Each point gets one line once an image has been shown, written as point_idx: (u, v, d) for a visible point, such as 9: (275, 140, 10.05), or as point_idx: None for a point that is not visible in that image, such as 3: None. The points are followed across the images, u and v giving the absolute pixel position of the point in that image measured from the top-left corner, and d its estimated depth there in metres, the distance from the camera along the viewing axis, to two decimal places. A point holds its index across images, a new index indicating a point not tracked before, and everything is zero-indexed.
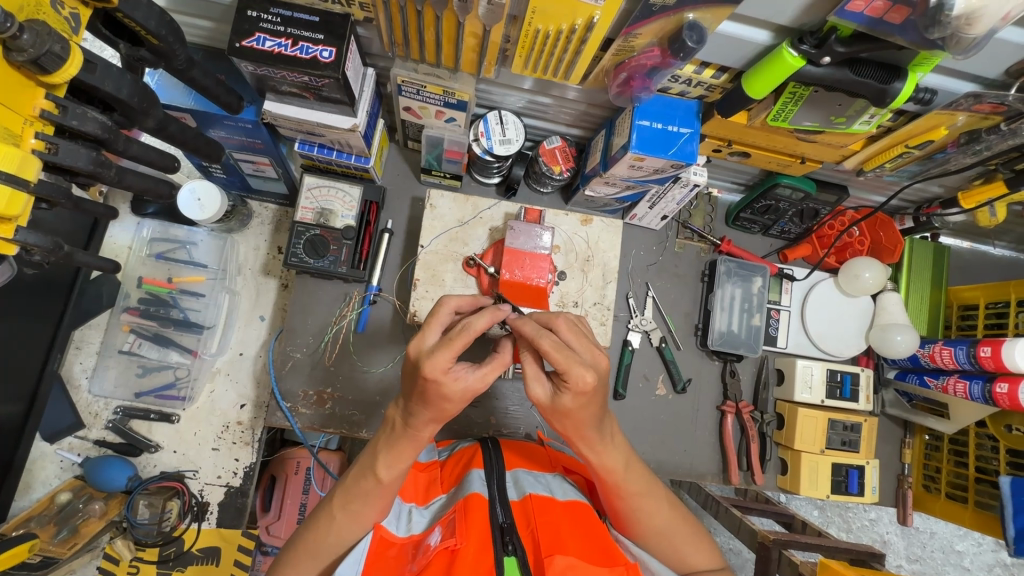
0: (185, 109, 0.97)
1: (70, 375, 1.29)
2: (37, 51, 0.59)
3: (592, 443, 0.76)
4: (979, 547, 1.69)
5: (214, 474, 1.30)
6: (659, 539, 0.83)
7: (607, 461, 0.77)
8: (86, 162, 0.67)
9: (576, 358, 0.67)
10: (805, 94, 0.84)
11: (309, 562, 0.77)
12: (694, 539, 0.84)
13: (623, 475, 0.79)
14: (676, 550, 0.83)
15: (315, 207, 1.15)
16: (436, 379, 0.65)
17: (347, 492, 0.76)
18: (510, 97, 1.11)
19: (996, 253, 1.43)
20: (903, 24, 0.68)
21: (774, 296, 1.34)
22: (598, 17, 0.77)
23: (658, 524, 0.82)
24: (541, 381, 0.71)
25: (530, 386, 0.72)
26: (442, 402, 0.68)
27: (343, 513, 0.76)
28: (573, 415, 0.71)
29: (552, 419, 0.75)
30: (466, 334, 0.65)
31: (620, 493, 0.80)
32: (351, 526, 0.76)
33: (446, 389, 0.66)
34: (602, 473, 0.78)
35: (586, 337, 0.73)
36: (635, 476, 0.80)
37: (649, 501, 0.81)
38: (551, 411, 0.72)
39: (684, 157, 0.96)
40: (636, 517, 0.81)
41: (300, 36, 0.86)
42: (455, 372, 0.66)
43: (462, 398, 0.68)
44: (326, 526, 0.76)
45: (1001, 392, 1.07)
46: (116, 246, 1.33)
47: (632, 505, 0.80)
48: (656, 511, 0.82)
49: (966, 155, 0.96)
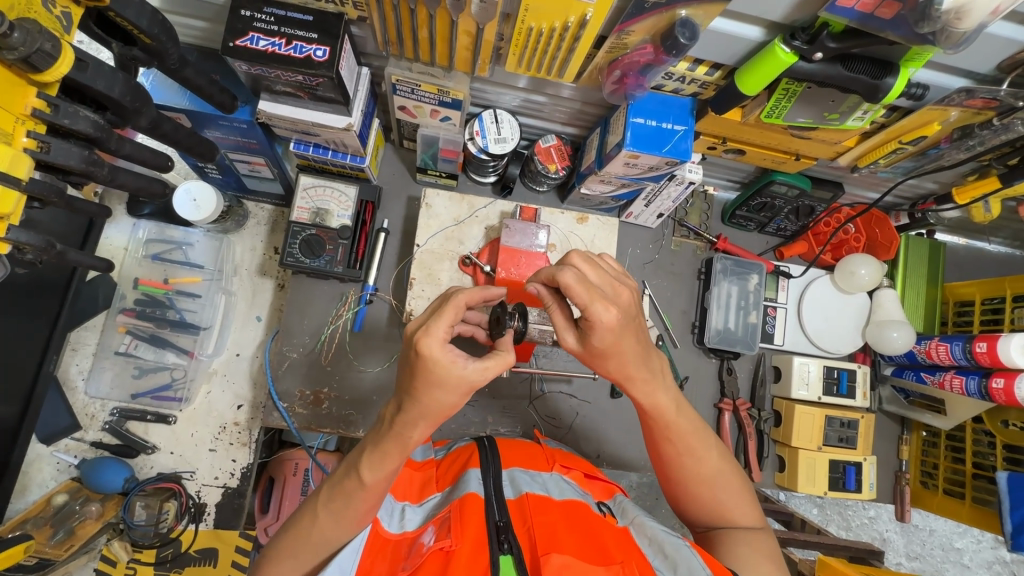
0: (179, 109, 0.97)
1: (66, 376, 1.29)
2: (28, 49, 0.58)
3: (644, 378, 0.75)
4: (978, 544, 1.69)
5: (210, 475, 1.30)
6: (699, 488, 0.82)
7: (657, 400, 0.78)
8: (78, 160, 0.68)
9: (599, 294, 0.65)
10: (797, 90, 0.84)
11: (293, 561, 0.75)
12: (737, 490, 0.83)
13: (671, 420, 0.79)
14: (718, 503, 0.82)
15: (311, 206, 1.14)
16: (432, 355, 0.64)
17: (332, 488, 0.76)
18: (504, 96, 1.11)
19: (991, 249, 1.43)
20: (894, 19, 0.68)
21: (770, 294, 1.34)
22: (591, 15, 0.77)
23: (701, 471, 0.81)
24: (570, 329, 0.73)
25: (563, 336, 0.73)
26: (436, 391, 0.66)
27: (326, 509, 0.75)
28: (612, 356, 0.71)
29: (595, 366, 0.76)
30: (456, 306, 0.66)
31: (667, 438, 0.81)
32: (344, 527, 0.75)
33: (444, 371, 0.64)
34: (652, 412, 0.79)
35: (605, 270, 0.70)
36: (686, 421, 0.81)
37: (697, 447, 0.81)
38: (591, 357, 0.73)
39: (679, 155, 0.97)
40: (680, 464, 0.82)
41: (294, 36, 0.86)
42: (452, 352, 0.65)
43: (459, 389, 0.66)
44: (310, 524, 0.76)
45: (997, 387, 1.07)
46: (112, 246, 1.33)
47: (680, 450, 0.81)
48: (703, 460, 0.81)
49: (960, 150, 0.96)
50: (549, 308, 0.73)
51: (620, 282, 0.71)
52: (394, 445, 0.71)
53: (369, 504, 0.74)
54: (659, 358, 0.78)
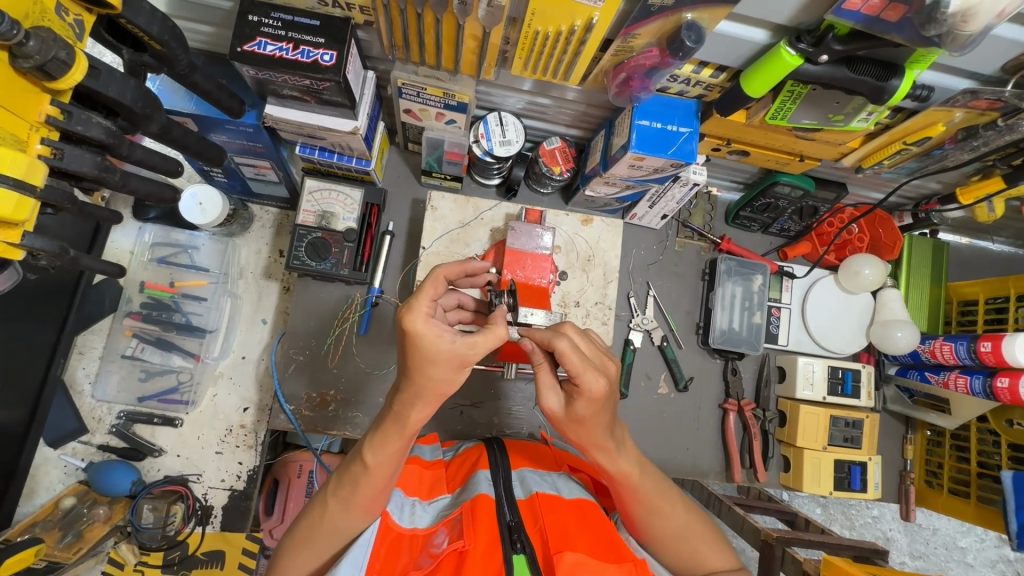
0: (186, 113, 0.98)
1: (73, 380, 1.29)
2: (42, 58, 0.59)
3: (609, 448, 0.75)
4: (982, 543, 1.70)
5: (217, 478, 1.31)
6: (671, 542, 0.81)
7: (620, 467, 0.77)
8: (91, 166, 0.69)
9: (590, 364, 0.68)
10: (802, 92, 0.85)
11: (308, 550, 0.76)
12: (708, 538, 0.82)
13: (637, 483, 0.78)
14: (692, 552, 0.81)
15: (316, 209, 1.15)
16: (415, 329, 0.64)
17: (340, 477, 0.76)
18: (509, 98, 1.12)
19: (994, 249, 1.44)
20: (899, 22, 0.68)
21: (774, 294, 1.34)
22: (597, 19, 0.77)
23: (670, 527, 0.81)
24: (553, 390, 0.72)
25: (545, 396, 0.72)
26: (428, 365, 0.65)
27: (334, 499, 0.75)
28: (589, 424, 0.71)
29: (568, 431, 0.75)
30: (434, 282, 0.70)
31: (635, 499, 0.79)
32: (354, 516, 0.75)
33: (431, 345, 0.64)
34: (618, 478, 0.78)
35: (596, 345, 0.73)
36: (650, 482, 0.80)
37: (664, 505, 0.80)
38: (568, 423, 0.72)
39: (684, 156, 0.97)
40: (649, 524, 0.81)
41: (301, 40, 0.87)
42: (437, 326, 0.65)
43: (448, 362, 0.65)
44: (320, 513, 0.76)
45: (1002, 386, 1.07)
46: (118, 250, 1.34)
47: (648, 511, 0.80)
48: (671, 519, 0.80)
49: (964, 151, 0.97)
50: (537, 365, 0.72)
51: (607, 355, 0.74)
52: (392, 426, 0.72)
53: (375, 490, 0.74)
54: (621, 426, 0.79)
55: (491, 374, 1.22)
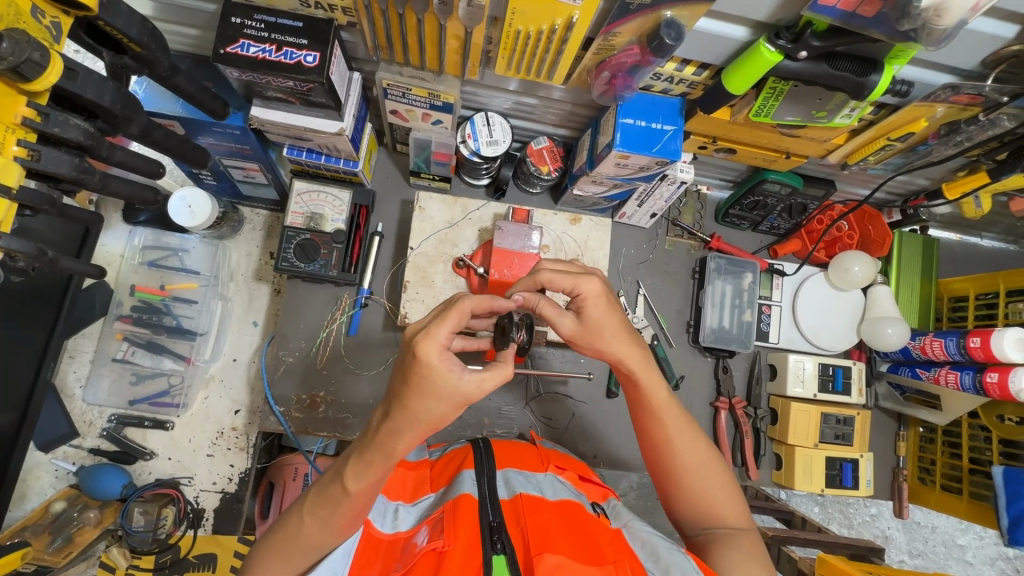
0: (172, 116, 0.98)
1: (63, 384, 1.29)
2: (16, 59, 0.59)
3: (634, 359, 0.80)
4: (980, 540, 1.69)
5: (208, 480, 1.31)
6: (689, 477, 0.83)
7: (649, 383, 0.81)
8: (69, 168, 0.69)
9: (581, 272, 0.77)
10: (785, 88, 0.85)
11: (281, 563, 0.76)
12: (724, 487, 0.83)
13: (664, 402, 0.82)
14: (705, 498, 0.82)
15: (305, 211, 1.15)
16: (428, 363, 0.63)
17: (318, 495, 0.75)
18: (496, 98, 1.12)
19: (985, 244, 1.44)
20: (876, 17, 0.68)
21: (764, 292, 1.35)
22: (577, 17, 0.78)
23: (690, 461, 0.82)
24: (562, 316, 0.78)
25: (556, 323, 0.78)
26: (428, 401, 0.65)
27: (312, 516, 0.75)
28: (605, 329, 0.77)
29: (589, 350, 0.80)
30: (461, 312, 0.65)
31: (660, 422, 0.82)
32: (332, 533, 0.75)
33: (441, 378, 0.64)
34: (646, 393, 0.81)
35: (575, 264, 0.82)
36: (676, 416, 0.83)
37: (687, 442, 0.83)
38: (586, 338, 0.78)
39: (669, 154, 0.97)
40: (668, 458, 0.83)
41: (284, 42, 0.87)
42: (450, 360, 0.64)
43: (453, 400, 0.65)
44: (297, 527, 0.76)
45: (991, 381, 1.07)
46: (109, 253, 1.34)
47: (672, 438, 0.82)
48: (691, 458, 0.82)
49: (948, 146, 0.97)
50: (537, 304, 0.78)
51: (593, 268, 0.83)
52: (378, 455, 0.70)
53: (355, 511, 0.74)
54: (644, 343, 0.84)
55: None
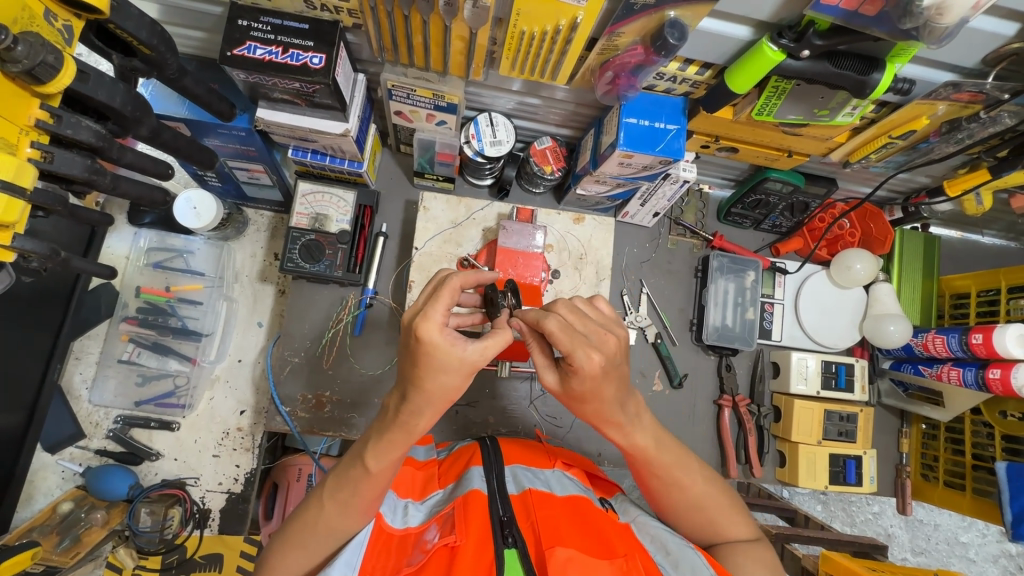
0: (178, 118, 0.99)
1: (70, 385, 1.30)
2: (30, 62, 0.60)
3: (616, 423, 0.76)
4: (983, 537, 1.70)
5: (214, 481, 1.32)
6: (689, 513, 0.83)
7: (636, 442, 0.78)
8: (80, 169, 0.69)
9: (582, 340, 0.66)
10: (787, 88, 0.86)
11: (299, 554, 0.77)
12: (724, 508, 0.83)
13: (652, 456, 0.79)
14: (707, 522, 0.82)
15: (310, 212, 1.15)
16: (431, 341, 0.64)
17: (338, 479, 0.76)
18: (499, 99, 1.13)
19: (986, 242, 1.45)
20: (878, 16, 0.69)
21: (767, 290, 1.35)
22: (582, 17, 0.78)
23: (687, 498, 0.82)
24: (549, 368, 0.72)
25: (544, 375, 0.73)
26: (438, 376, 0.66)
27: (331, 500, 0.76)
28: (591, 398, 0.71)
29: (575, 406, 0.75)
30: (452, 290, 0.67)
31: (652, 473, 0.81)
32: (351, 518, 0.76)
33: (443, 356, 0.64)
34: (633, 452, 0.79)
35: (589, 318, 0.70)
36: (665, 452, 0.80)
37: (680, 474, 0.81)
38: (569, 398, 0.73)
39: (672, 153, 0.98)
40: (665, 493, 0.82)
41: (290, 44, 0.88)
42: (450, 335, 0.65)
43: (460, 370, 0.66)
44: (316, 513, 0.76)
45: (994, 377, 1.07)
46: (114, 255, 1.35)
47: (665, 484, 0.81)
48: (687, 488, 0.81)
49: (949, 144, 0.98)
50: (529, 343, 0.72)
51: (609, 328, 0.71)
52: (399, 435, 0.71)
53: (374, 492, 0.75)
54: (638, 400, 0.78)
55: (486, 373, 1.22)
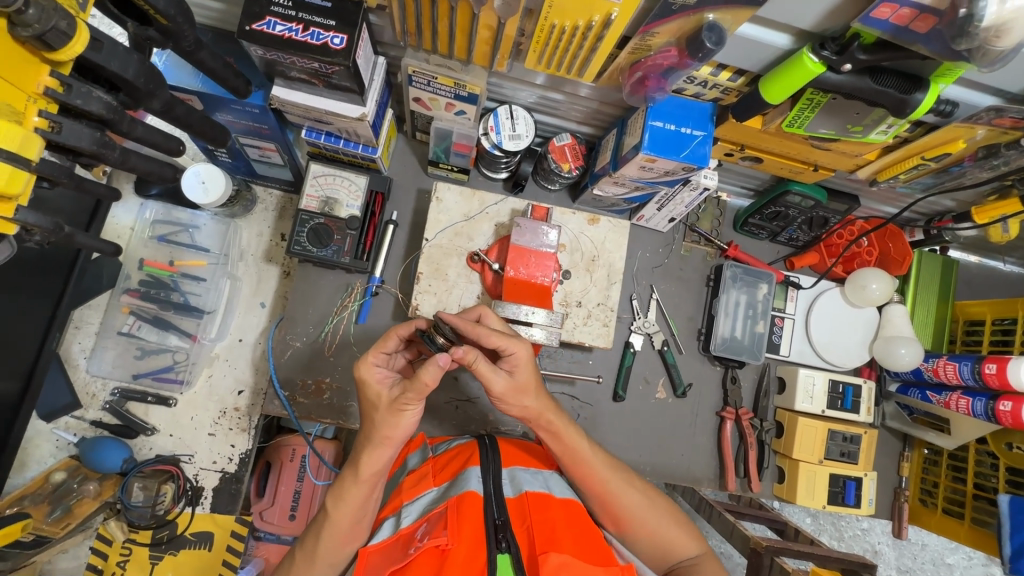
0: (191, 90, 0.96)
1: (68, 354, 1.28)
2: (42, 26, 0.57)
3: (552, 418, 0.83)
4: (970, 560, 1.69)
5: (209, 459, 1.30)
6: (636, 524, 0.86)
7: (569, 444, 0.84)
8: (89, 142, 0.67)
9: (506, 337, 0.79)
10: (822, 100, 0.82)
11: None
12: (672, 524, 0.87)
13: (591, 463, 0.85)
14: (660, 533, 0.86)
15: (320, 195, 1.13)
16: (362, 378, 0.79)
17: (309, 527, 0.83)
18: (521, 92, 1.10)
19: (1004, 268, 1.42)
20: (928, 33, 0.66)
21: (779, 303, 1.33)
22: (616, 14, 0.75)
23: (633, 510, 0.85)
24: (494, 372, 0.78)
25: (490, 380, 0.78)
26: (372, 410, 0.79)
27: (301, 551, 0.83)
28: (531, 388, 0.81)
29: (511, 403, 0.82)
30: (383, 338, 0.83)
31: (595, 482, 0.85)
32: (319, 568, 0.82)
33: (372, 390, 0.79)
34: (568, 455, 0.85)
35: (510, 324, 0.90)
36: (603, 460, 0.87)
37: (622, 485, 0.86)
38: (515, 396, 0.80)
39: (697, 160, 0.95)
40: (613, 505, 0.85)
41: (311, 22, 0.85)
42: (377, 372, 0.80)
43: (386, 404, 0.78)
44: (290, 564, 0.84)
45: (1004, 409, 1.05)
46: (117, 226, 1.33)
47: (609, 493, 0.85)
48: (633, 497, 0.86)
49: (983, 169, 0.95)
50: (472, 363, 0.76)
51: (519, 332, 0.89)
52: (348, 473, 0.80)
53: (338, 539, 0.81)
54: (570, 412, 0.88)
55: None
